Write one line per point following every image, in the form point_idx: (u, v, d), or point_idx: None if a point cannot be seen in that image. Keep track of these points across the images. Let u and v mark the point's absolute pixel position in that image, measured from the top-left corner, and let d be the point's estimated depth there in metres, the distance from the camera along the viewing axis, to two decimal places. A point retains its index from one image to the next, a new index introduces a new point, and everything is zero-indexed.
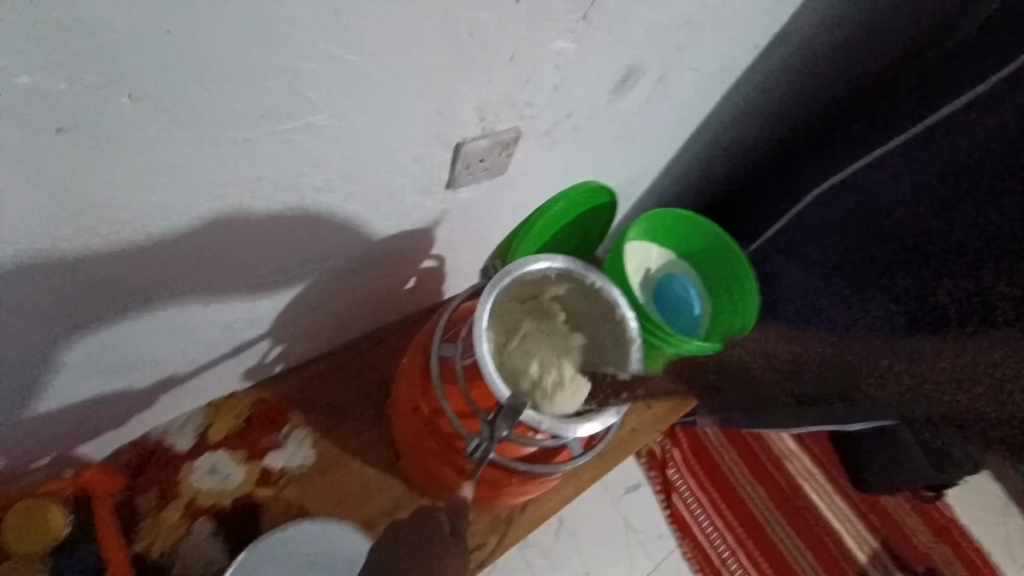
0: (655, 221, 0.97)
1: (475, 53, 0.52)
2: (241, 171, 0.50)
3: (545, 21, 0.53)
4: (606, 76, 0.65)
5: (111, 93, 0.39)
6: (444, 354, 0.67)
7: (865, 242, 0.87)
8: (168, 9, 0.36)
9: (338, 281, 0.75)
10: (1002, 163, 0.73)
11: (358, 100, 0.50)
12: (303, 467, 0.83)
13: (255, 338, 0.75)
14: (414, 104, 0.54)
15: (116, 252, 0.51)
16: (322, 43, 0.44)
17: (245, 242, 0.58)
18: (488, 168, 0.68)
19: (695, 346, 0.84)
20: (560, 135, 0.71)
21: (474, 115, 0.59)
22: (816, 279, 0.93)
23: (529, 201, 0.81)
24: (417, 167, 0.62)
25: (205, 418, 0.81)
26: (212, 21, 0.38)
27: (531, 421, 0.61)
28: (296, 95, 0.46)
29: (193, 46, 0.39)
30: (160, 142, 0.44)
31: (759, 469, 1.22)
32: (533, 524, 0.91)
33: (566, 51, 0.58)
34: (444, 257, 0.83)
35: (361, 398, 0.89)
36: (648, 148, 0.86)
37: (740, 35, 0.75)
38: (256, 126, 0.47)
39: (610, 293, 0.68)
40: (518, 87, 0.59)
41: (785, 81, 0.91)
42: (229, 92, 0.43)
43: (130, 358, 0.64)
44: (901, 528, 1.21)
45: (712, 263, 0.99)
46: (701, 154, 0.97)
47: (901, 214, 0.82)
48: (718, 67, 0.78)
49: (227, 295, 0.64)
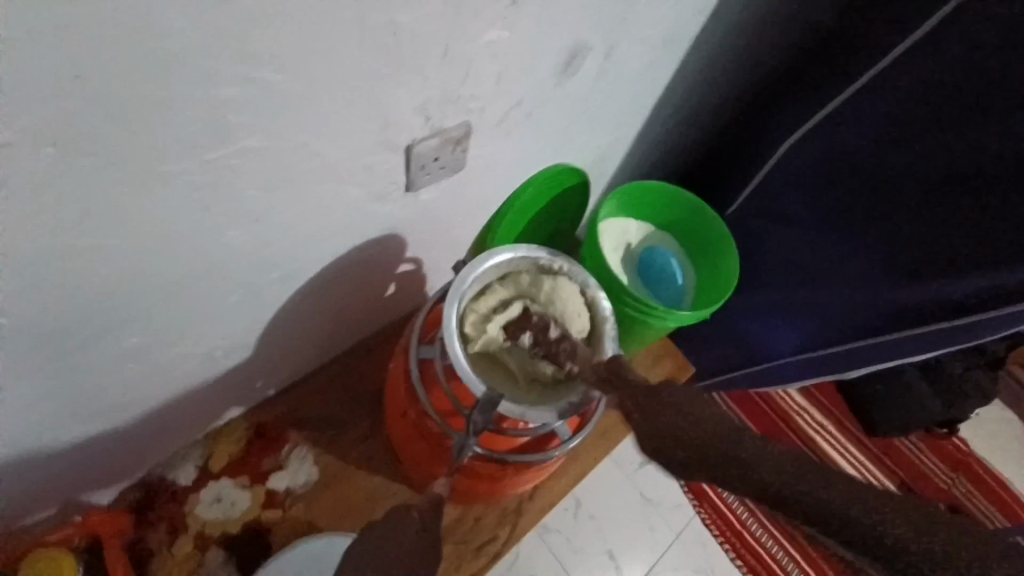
0: (630, 196, 0.95)
1: (403, 57, 0.51)
2: (189, 205, 0.49)
3: (470, 14, 0.51)
4: (550, 58, 0.63)
5: (35, 149, 0.38)
6: (422, 356, 0.67)
7: (836, 194, 0.85)
8: (73, 59, 0.35)
9: (315, 299, 0.74)
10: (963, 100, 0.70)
11: (293, 119, 0.49)
12: (307, 484, 0.83)
13: (241, 365, 0.74)
14: (351, 114, 0.52)
15: (79, 304, 0.50)
16: (239, 69, 0.42)
17: (207, 273, 0.57)
18: (443, 168, 0.67)
19: (680, 317, 0.83)
20: (513, 124, 0.69)
21: (418, 116, 0.58)
22: (795, 236, 0.91)
23: (496, 192, 0.79)
24: (371, 174, 0.60)
25: (204, 450, 0.81)
26: (120, 63, 0.37)
27: (511, 413, 0.60)
28: (227, 126, 0.45)
29: (110, 92, 0.38)
30: (96, 190, 0.43)
31: (771, 426, 1.27)
32: (543, 510, 0.93)
33: (500, 40, 0.56)
34: (418, 260, 0.82)
35: (358, 409, 0.88)
36: (609, 124, 0.84)
37: (684, 0, 0.72)
38: (192, 158, 0.46)
39: (577, 275, 0.69)
40: (458, 82, 0.57)
41: (743, 40, 0.88)
42: (158, 132, 0.42)
43: (114, 403, 0.64)
44: (917, 468, 1.28)
45: (690, 231, 0.98)
46: (669, 122, 0.95)
47: (868, 160, 0.80)
48: (669, 33, 0.76)
49: (200, 329, 0.63)
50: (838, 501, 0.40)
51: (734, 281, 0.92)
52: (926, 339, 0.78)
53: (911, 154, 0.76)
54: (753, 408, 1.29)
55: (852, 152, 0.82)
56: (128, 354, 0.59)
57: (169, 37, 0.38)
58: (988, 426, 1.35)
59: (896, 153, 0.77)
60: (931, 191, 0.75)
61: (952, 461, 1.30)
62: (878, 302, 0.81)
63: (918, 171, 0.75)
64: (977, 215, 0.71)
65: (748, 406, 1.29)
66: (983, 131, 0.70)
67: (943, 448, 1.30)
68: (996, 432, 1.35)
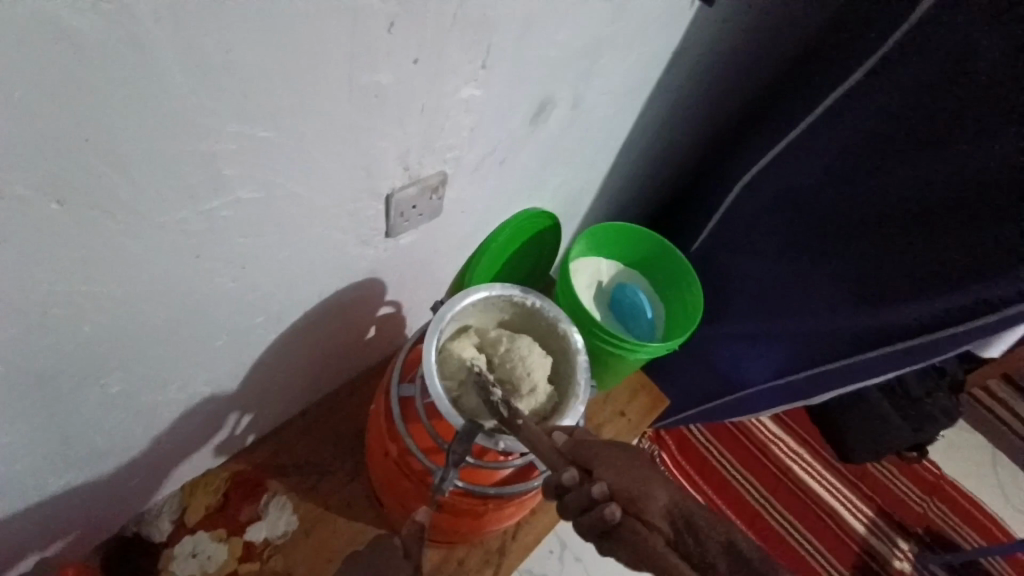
0: (598, 236, 1.00)
1: (384, 114, 0.55)
2: (181, 253, 0.51)
3: (446, 74, 0.57)
4: (520, 111, 0.69)
5: (41, 202, 0.41)
6: (404, 394, 0.68)
7: (789, 229, 0.91)
8: (85, 120, 0.39)
9: (297, 343, 0.75)
10: (891, 142, 0.79)
11: (282, 170, 0.52)
12: (286, 535, 0.81)
13: (222, 410, 0.74)
14: (336, 164, 0.56)
15: (66, 351, 0.51)
16: (236, 126, 0.46)
17: (192, 317, 0.58)
18: (422, 213, 0.71)
19: (652, 348, 0.86)
20: (488, 170, 0.74)
21: (398, 166, 0.62)
22: (757, 269, 0.96)
23: (473, 235, 0.83)
24: (354, 221, 0.64)
25: (181, 501, 0.80)
26: (128, 123, 0.41)
27: (487, 444, 0.61)
28: (222, 178, 0.49)
29: (117, 149, 0.41)
30: (95, 239, 0.45)
31: (749, 458, 1.30)
32: (527, 548, 0.93)
33: (473, 96, 0.62)
34: (399, 302, 0.84)
35: (340, 454, 0.88)
36: (577, 169, 0.90)
37: (640, 60, 0.79)
38: (187, 208, 0.49)
39: (550, 311, 0.72)
40: (435, 134, 0.62)
41: (697, 92, 0.96)
42: (157, 183, 0.45)
43: (92, 453, 0.63)
44: (893, 493, 1.31)
45: (658, 267, 1.03)
46: (633, 166, 1.01)
47: (814, 197, 0.87)
48: (628, 88, 0.82)
49: (182, 374, 0.64)
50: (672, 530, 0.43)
51: (700, 311, 0.96)
52: (882, 359, 0.83)
53: (851, 189, 0.83)
54: (731, 440, 1.31)
55: (799, 190, 0.88)
56: (110, 402, 0.59)
57: (174, 99, 0.41)
58: (956, 449, 1.40)
59: (837, 189, 0.84)
60: (872, 224, 0.81)
61: (925, 484, 1.33)
62: (834, 326, 0.87)
63: (857, 206, 0.82)
64: (914, 245, 0.78)
65: (725, 438, 1.31)
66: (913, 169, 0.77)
67: (915, 472, 1.34)
68: (964, 454, 1.40)
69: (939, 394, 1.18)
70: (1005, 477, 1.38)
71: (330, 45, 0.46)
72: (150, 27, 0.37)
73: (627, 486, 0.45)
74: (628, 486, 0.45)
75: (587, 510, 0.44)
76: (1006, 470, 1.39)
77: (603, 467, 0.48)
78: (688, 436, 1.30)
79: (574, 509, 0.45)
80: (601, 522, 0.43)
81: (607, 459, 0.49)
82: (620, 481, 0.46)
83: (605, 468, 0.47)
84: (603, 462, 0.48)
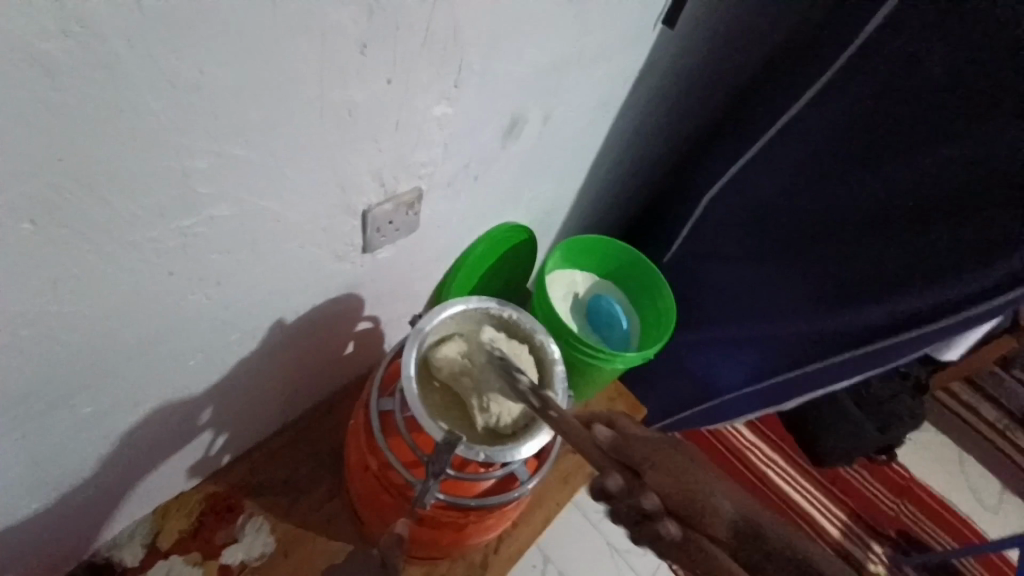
0: (573, 249, 1.03)
1: (358, 131, 0.56)
2: (156, 270, 0.52)
3: (418, 92, 0.58)
4: (491, 127, 0.71)
5: (13, 221, 0.41)
6: (383, 408, 0.69)
7: (755, 240, 0.95)
8: (58, 140, 0.39)
9: (273, 359, 0.75)
10: (845, 156, 0.82)
11: (256, 187, 0.53)
12: (263, 556, 0.80)
13: (196, 431, 0.73)
14: (311, 180, 0.57)
15: (35, 372, 0.50)
16: (210, 144, 0.47)
17: (166, 335, 0.58)
18: (398, 229, 0.72)
19: (628, 358, 0.89)
20: (463, 185, 0.75)
21: (373, 182, 0.63)
22: (726, 278, 1.00)
23: (449, 250, 0.85)
24: (330, 237, 0.65)
25: (153, 525, 0.78)
26: (102, 142, 0.41)
27: (468, 454, 0.62)
28: (197, 196, 0.49)
29: (91, 168, 0.42)
30: (68, 258, 0.45)
31: (728, 464, 1.32)
32: (510, 561, 0.93)
33: (446, 114, 0.63)
34: (377, 317, 0.85)
35: (319, 472, 0.87)
36: (550, 183, 0.92)
37: (606, 78, 0.82)
38: (160, 225, 0.49)
39: (526, 321, 0.73)
40: (409, 150, 0.63)
41: (663, 109, 0.99)
42: (131, 202, 0.46)
43: (60, 477, 0.62)
44: (865, 495, 1.35)
45: (632, 278, 1.06)
46: (605, 180, 1.04)
47: (776, 209, 0.91)
48: (596, 105, 0.85)
49: (155, 393, 0.63)
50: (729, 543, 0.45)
51: (673, 320, 0.99)
52: (847, 362, 0.87)
53: (810, 200, 0.86)
54: (709, 447, 1.34)
55: (763, 202, 0.92)
56: (79, 424, 0.58)
57: (148, 119, 0.42)
58: (923, 449, 1.45)
59: (797, 201, 0.88)
60: (831, 234, 0.85)
61: (895, 484, 1.38)
62: (801, 332, 0.91)
63: (817, 216, 0.86)
64: (870, 253, 0.81)
65: (703, 445, 1.34)
66: (866, 180, 0.81)
67: (885, 473, 1.38)
68: (930, 453, 1.44)
69: (904, 396, 1.23)
70: (971, 474, 1.43)
71: (301, 64, 0.47)
72: (123, 48, 0.38)
73: (680, 497, 0.46)
74: (684, 495, 0.46)
75: (641, 520, 0.45)
76: (971, 468, 1.44)
77: (651, 470, 0.48)
78: None
79: (625, 517, 0.46)
80: (656, 537, 0.44)
81: (656, 460, 0.49)
82: (672, 487, 0.47)
83: (656, 475, 0.48)
84: (651, 464, 0.49)
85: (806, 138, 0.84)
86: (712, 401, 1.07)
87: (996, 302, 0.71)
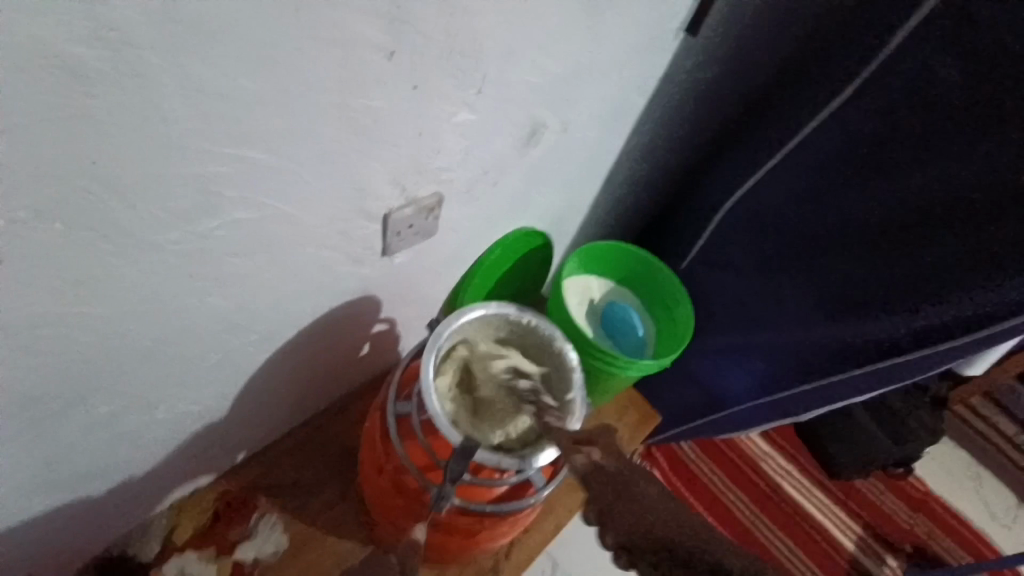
0: (589, 254, 1.02)
1: (380, 136, 0.57)
2: (177, 271, 0.52)
3: (438, 98, 0.58)
4: (508, 134, 0.71)
5: (41, 221, 0.41)
6: (400, 411, 0.69)
7: (773, 249, 0.93)
8: (87, 141, 0.40)
9: (289, 360, 0.75)
10: (868, 166, 0.80)
11: (276, 190, 0.53)
12: (276, 554, 0.80)
13: (210, 430, 0.74)
14: (330, 183, 0.57)
15: (58, 370, 0.51)
16: (229, 148, 0.47)
17: (186, 335, 0.59)
18: (416, 233, 0.72)
19: (642, 366, 0.88)
20: (480, 191, 0.75)
21: (392, 187, 0.63)
22: (744, 287, 0.98)
23: (466, 254, 0.85)
24: (348, 240, 0.65)
25: (167, 521, 0.78)
26: (130, 145, 0.42)
27: (486, 460, 0.62)
28: (218, 199, 0.50)
29: (117, 170, 0.42)
30: (92, 257, 0.46)
31: (740, 475, 1.31)
32: (520, 567, 0.92)
33: (466, 119, 0.63)
34: (391, 319, 0.85)
35: (331, 472, 0.88)
36: (567, 190, 0.92)
37: (625, 85, 0.82)
38: (183, 227, 0.49)
39: (544, 328, 0.73)
40: (428, 156, 0.64)
41: (682, 115, 0.99)
42: (154, 203, 0.46)
43: (78, 473, 0.62)
44: (881, 509, 1.33)
45: (647, 285, 1.05)
46: (621, 186, 1.04)
47: (796, 219, 0.89)
48: (614, 111, 0.85)
49: (172, 392, 0.64)
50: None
51: (689, 328, 0.99)
52: (866, 375, 0.85)
53: (830, 210, 0.85)
54: (721, 457, 1.32)
55: (782, 212, 0.91)
56: (99, 422, 0.59)
57: (175, 123, 0.43)
58: (940, 463, 1.42)
59: (816, 212, 0.86)
60: (850, 245, 0.84)
61: (911, 499, 1.35)
62: (818, 343, 0.89)
63: (836, 226, 0.85)
64: (891, 265, 0.80)
65: (716, 455, 1.32)
66: (890, 191, 0.78)
67: (901, 487, 1.36)
68: (947, 469, 1.42)
69: (921, 410, 1.23)
70: (989, 492, 1.40)
71: (321, 70, 0.48)
72: (148, 53, 0.38)
73: (637, 532, 0.51)
74: (642, 530, 0.51)
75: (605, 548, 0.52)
76: (989, 485, 1.41)
77: (618, 504, 0.53)
78: (678, 453, 1.31)
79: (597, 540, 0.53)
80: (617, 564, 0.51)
81: (623, 495, 0.54)
82: (631, 525, 0.51)
83: (619, 511, 0.53)
84: (618, 498, 0.54)
85: (826, 147, 0.83)
86: (727, 410, 1.06)
87: (1008, 324, 0.70)
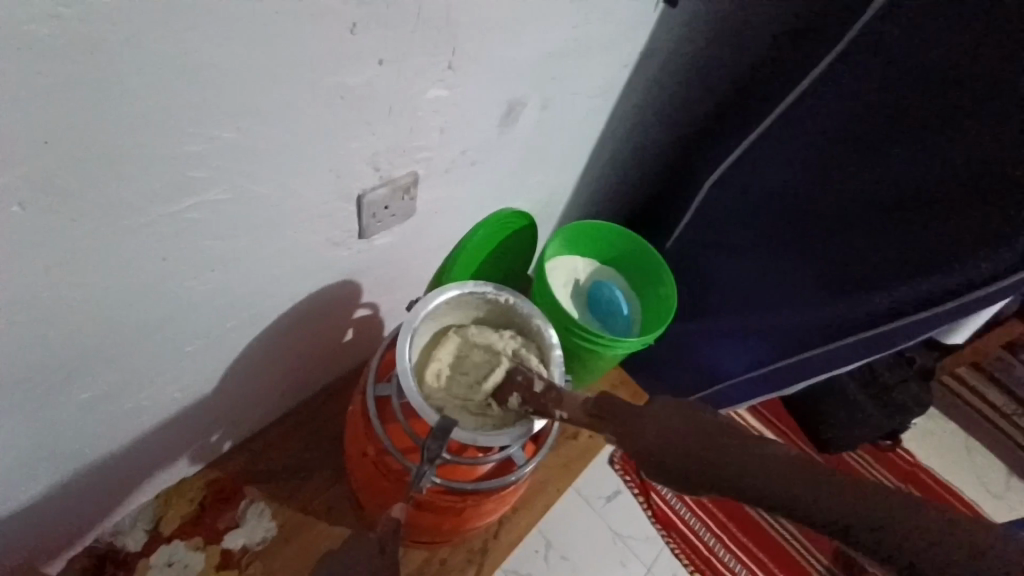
0: (575, 235, 1.02)
1: (352, 114, 0.56)
2: (149, 254, 0.51)
3: (413, 75, 0.57)
4: (488, 113, 0.70)
5: (1, 204, 0.40)
6: (380, 393, 0.69)
7: (757, 222, 0.93)
8: (52, 121, 0.39)
9: (273, 346, 0.75)
10: (848, 141, 0.79)
11: (251, 173, 0.52)
12: (265, 541, 0.81)
13: (195, 417, 0.73)
14: (303, 165, 0.56)
15: (32, 355, 0.50)
16: (202, 129, 0.46)
17: (163, 319, 0.58)
18: (394, 214, 0.71)
19: (628, 344, 0.88)
20: (460, 171, 0.74)
21: (368, 167, 0.62)
22: (732, 263, 0.98)
23: (448, 236, 0.84)
24: (328, 224, 0.64)
25: (156, 510, 0.79)
26: (93, 123, 0.41)
27: (465, 439, 0.62)
28: (188, 180, 0.49)
29: (80, 147, 0.41)
30: (59, 241, 0.45)
31: None
32: (510, 547, 0.94)
33: (441, 97, 0.62)
34: (376, 305, 0.84)
35: (320, 457, 0.88)
36: (552, 168, 0.91)
37: (606, 61, 0.80)
38: (150, 210, 0.48)
39: (523, 305, 0.72)
40: (404, 136, 0.62)
41: (666, 91, 0.97)
42: (123, 187, 0.45)
43: (63, 462, 0.62)
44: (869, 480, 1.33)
45: (635, 265, 1.05)
46: (605, 166, 1.03)
47: (781, 192, 0.88)
48: (596, 88, 0.84)
49: (154, 379, 0.63)
50: (679, 428, 0.50)
51: (674, 309, 0.99)
52: (846, 349, 0.86)
53: (815, 183, 0.84)
54: None
55: (764, 187, 0.90)
56: (80, 409, 0.59)
57: (139, 102, 0.42)
58: (931, 436, 1.43)
59: (800, 184, 0.85)
60: (832, 219, 0.84)
61: (902, 472, 1.35)
62: (802, 317, 0.90)
63: (820, 198, 0.84)
64: (872, 236, 0.80)
65: None
66: (873, 163, 0.78)
67: (892, 461, 1.36)
68: (937, 442, 1.42)
69: (910, 382, 1.22)
70: (979, 462, 1.41)
71: (295, 47, 0.47)
72: (108, 30, 0.37)
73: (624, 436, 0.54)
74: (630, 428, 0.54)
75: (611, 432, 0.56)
76: (974, 458, 1.41)
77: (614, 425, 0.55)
78: None
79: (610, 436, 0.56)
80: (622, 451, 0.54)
81: (614, 418, 0.56)
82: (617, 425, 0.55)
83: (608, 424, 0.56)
84: (615, 418, 0.56)
85: (807, 118, 0.82)
86: (717, 386, 1.07)
87: (1004, 282, 0.70)
